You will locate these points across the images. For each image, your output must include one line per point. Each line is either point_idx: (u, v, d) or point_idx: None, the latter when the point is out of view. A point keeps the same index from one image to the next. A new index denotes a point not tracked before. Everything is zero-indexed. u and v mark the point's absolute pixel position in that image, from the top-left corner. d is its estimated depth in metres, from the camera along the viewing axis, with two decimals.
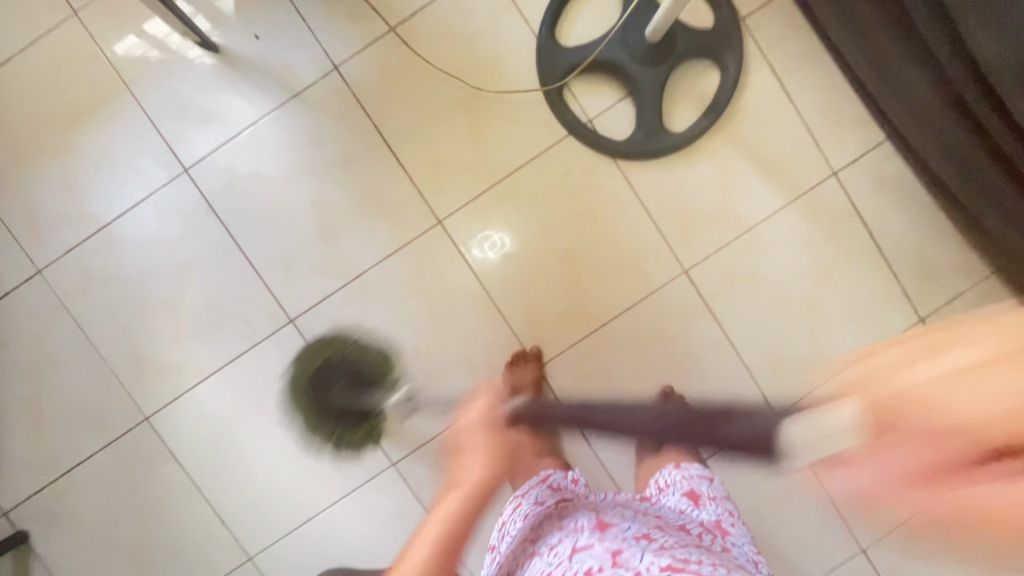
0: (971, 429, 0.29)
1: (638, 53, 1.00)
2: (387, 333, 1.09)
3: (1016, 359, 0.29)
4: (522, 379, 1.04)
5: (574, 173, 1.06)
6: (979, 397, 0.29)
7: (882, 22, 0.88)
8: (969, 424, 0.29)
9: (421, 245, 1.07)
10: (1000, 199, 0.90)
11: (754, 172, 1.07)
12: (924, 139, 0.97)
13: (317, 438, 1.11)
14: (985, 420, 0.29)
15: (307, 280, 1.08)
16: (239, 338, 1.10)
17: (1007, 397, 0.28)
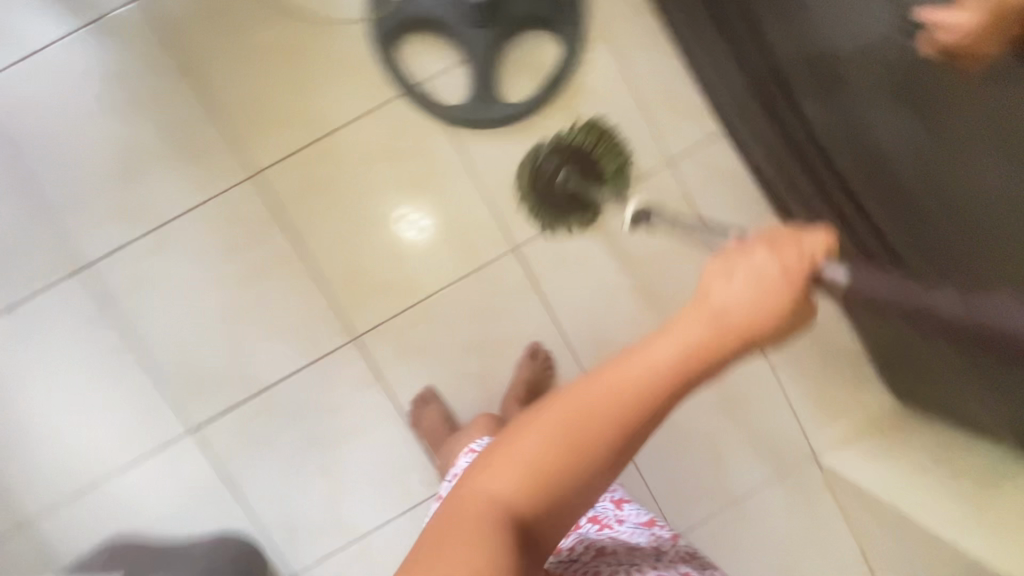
0: (531, 456, 0.41)
1: (464, 13, 0.95)
2: (193, 289, 1.02)
3: (535, 432, 0.42)
4: None
5: (403, 137, 1.02)
6: (507, 480, 0.41)
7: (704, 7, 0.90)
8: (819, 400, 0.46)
9: (235, 198, 1.01)
10: (797, 189, 0.93)
11: (589, 153, 1.05)
12: (752, 135, 0.96)
13: (112, 395, 1.03)
14: (538, 468, 0.41)
15: (105, 226, 1.00)
16: (25, 282, 1.00)
17: (530, 444, 0.42)
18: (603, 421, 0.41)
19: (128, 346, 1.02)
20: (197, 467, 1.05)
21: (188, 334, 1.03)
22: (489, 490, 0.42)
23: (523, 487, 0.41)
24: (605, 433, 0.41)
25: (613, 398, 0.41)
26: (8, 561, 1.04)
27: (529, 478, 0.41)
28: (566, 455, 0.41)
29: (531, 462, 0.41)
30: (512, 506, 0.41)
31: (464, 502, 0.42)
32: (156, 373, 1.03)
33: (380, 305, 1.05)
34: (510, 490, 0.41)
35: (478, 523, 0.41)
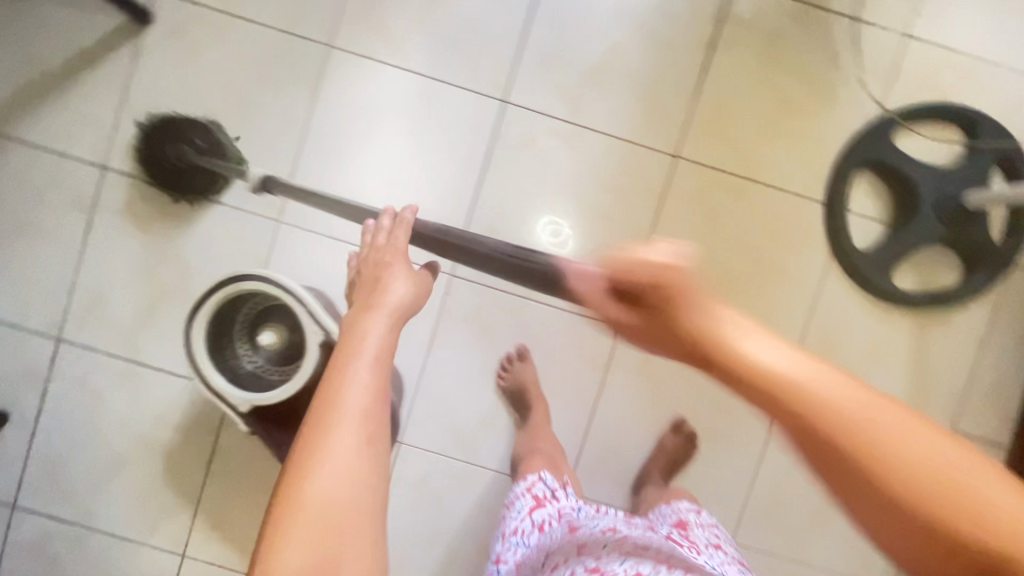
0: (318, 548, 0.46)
1: (939, 202, 1.02)
2: (556, 185, 1.07)
3: (349, 415, 0.52)
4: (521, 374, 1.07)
5: (797, 232, 1.08)
6: (340, 466, 0.49)
7: None
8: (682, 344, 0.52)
9: (647, 159, 1.07)
10: None
11: (904, 370, 1.10)
12: None
13: (426, 197, 1.07)
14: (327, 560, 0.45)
15: (545, 88, 1.06)
16: (456, 70, 1.06)
17: (336, 518, 0.47)
18: (371, 392, 0.54)
19: (472, 178, 1.07)
20: (423, 304, 1.08)
21: (517, 209, 1.07)
22: (326, 492, 0.48)
23: (336, 500, 0.48)
24: (359, 458, 0.50)
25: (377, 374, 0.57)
26: (231, 235, 1.07)
27: (364, 467, 0.50)
28: (360, 445, 0.51)
29: (338, 467, 0.49)
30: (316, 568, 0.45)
31: (289, 482, 0.49)
32: (469, 213, 1.07)
33: None
34: (319, 523, 0.47)
35: (319, 510, 0.47)
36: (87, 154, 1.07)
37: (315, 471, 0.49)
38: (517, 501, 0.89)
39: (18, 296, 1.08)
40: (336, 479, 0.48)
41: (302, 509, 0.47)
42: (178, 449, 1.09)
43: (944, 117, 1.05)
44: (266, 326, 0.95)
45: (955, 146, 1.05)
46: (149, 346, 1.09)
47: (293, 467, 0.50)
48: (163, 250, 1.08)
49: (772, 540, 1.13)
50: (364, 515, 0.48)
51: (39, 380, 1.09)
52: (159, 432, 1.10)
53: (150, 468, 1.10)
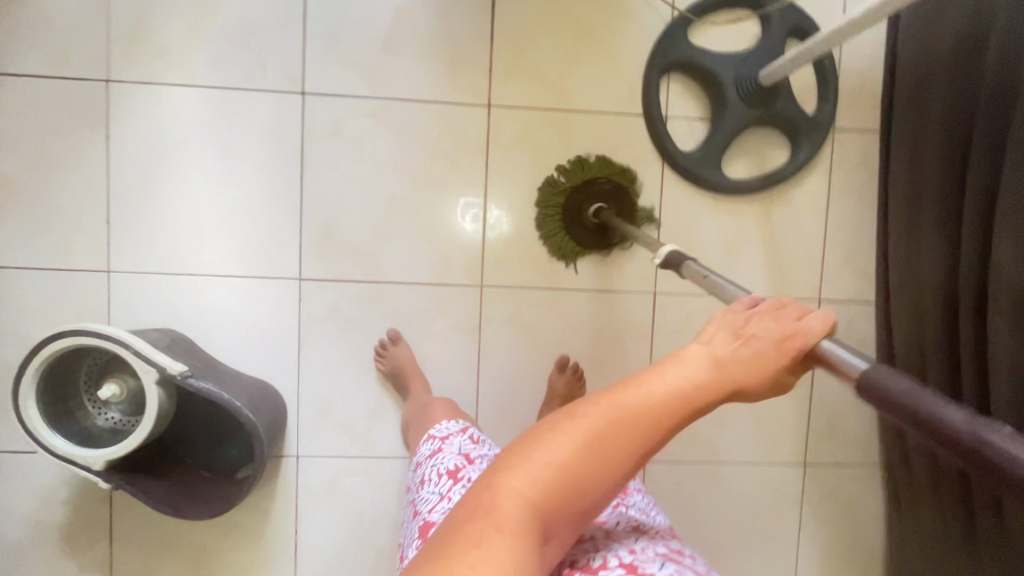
0: (514, 514, 0.47)
1: (742, 85, 1.03)
2: (379, 164, 1.06)
3: (588, 422, 0.51)
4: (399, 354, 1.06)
5: (625, 150, 1.09)
6: (586, 437, 0.50)
7: (943, 194, 0.92)
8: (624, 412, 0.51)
9: (462, 115, 1.06)
10: None
11: (762, 255, 1.13)
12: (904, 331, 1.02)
13: (253, 209, 1.05)
14: (529, 502, 0.48)
15: (340, 69, 1.04)
16: (246, 74, 1.03)
17: (510, 510, 0.47)
18: (702, 389, 0.53)
19: (294, 179, 1.05)
20: (280, 314, 1.06)
21: (348, 198, 1.06)
22: (549, 460, 0.50)
23: (581, 458, 0.50)
24: (607, 427, 0.51)
25: (707, 376, 0.54)
26: (64, 297, 1.03)
27: (595, 434, 0.50)
28: (589, 455, 0.50)
29: (653, 402, 0.52)
30: (541, 495, 0.49)
31: (535, 452, 0.50)
32: (301, 214, 1.05)
33: (517, 271, 1.10)
34: (537, 486, 0.49)
35: (561, 468, 0.49)
36: None
37: (570, 427, 0.51)
38: (451, 438, 0.91)
39: None
40: (524, 485, 0.49)
41: (476, 524, 0.47)
42: (74, 524, 1.06)
43: (735, 0, 1.05)
44: (108, 379, 0.92)
45: (752, 27, 1.06)
46: (10, 430, 1.04)
47: (524, 442, 0.52)
48: None
49: (683, 449, 1.16)
50: (522, 532, 0.47)
51: None
52: (49, 512, 1.06)
53: (51, 550, 1.07)
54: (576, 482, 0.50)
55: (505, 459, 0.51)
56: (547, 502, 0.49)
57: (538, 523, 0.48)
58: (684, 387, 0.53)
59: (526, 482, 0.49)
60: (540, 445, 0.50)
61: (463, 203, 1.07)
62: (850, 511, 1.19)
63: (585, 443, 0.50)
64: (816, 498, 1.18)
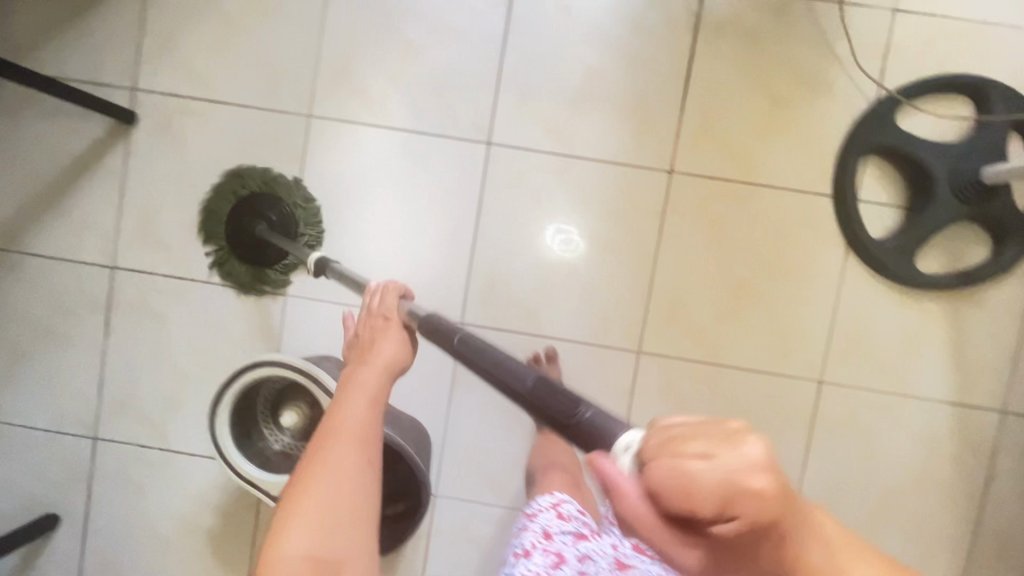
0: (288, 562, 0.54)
1: (957, 179, 0.97)
2: (553, 218, 1.06)
3: (341, 443, 0.61)
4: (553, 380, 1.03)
5: (807, 229, 1.04)
6: (351, 452, 0.60)
7: None
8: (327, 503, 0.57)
9: (642, 178, 1.05)
10: None
11: (944, 354, 1.05)
12: None
13: (426, 250, 1.07)
14: (319, 518, 0.56)
15: (528, 124, 1.05)
16: (438, 120, 1.06)
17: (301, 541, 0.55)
18: (428, 412, 0.47)
19: (469, 224, 1.06)
20: (437, 355, 1.08)
21: (519, 247, 1.06)
22: (315, 501, 0.57)
23: (336, 478, 0.58)
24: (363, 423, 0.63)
25: (372, 415, 0.64)
26: (243, 313, 1.09)
27: (359, 443, 0.61)
28: (353, 452, 0.60)
29: (347, 429, 0.62)
30: (319, 553, 0.55)
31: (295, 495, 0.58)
32: (470, 259, 1.07)
33: (677, 341, 1.07)
34: (309, 540, 0.55)
35: (318, 509, 0.57)
36: (94, 257, 1.10)
37: (329, 457, 0.59)
38: (538, 515, 0.86)
39: (48, 402, 1.11)
40: (298, 538, 0.55)
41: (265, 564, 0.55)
42: (222, 529, 1.12)
43: (953, 87, 0.99)
44: (285, 407, 0.96)
45: (969, 116, 1.00)
46: (179, 432, 1.11)
47: (302, 489, 0.58)
48: (179, 337, 1.10)
49: None
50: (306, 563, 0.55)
51: (82, 480, 1.12)
52: (201, 514, 1.12)
53: (198, 550, 1.12)
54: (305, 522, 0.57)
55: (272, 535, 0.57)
56: (301, 513, 0.57)
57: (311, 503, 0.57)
58: (370, 398, 0.66)
59: (303, 536, 0.55)
60: (310, 486, 0.58)
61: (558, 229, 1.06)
62: None
63: (323, 504, 0.56)
64: None
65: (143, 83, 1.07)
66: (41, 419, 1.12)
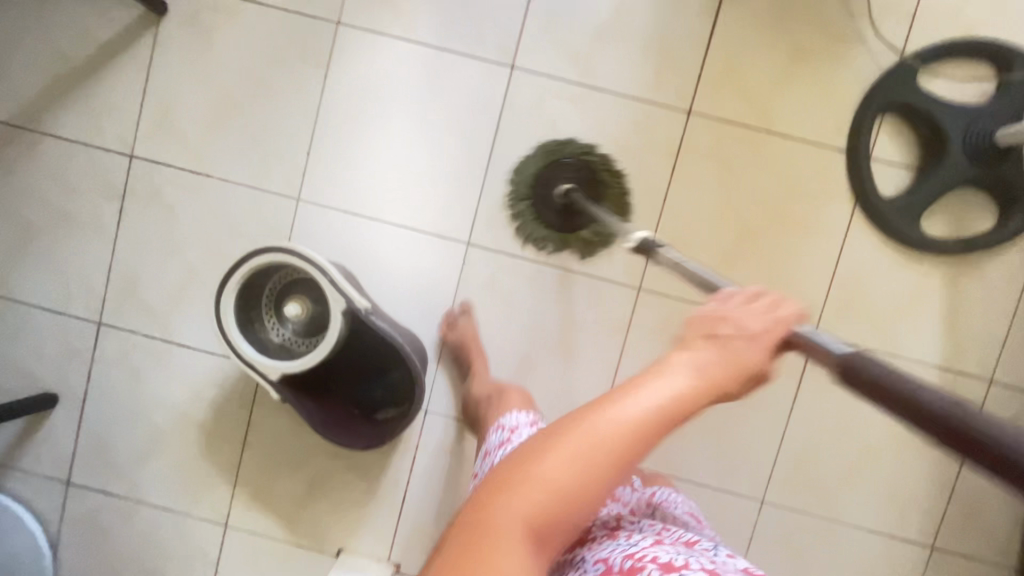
0: (534, 495, 0.43)
1: (970, 143, 0.98)
2: (568, 148, 1.07)
3: (636, 419, 0.44)
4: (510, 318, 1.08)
5: (818, 183, 1.05)
6: (638, 412, 0.45)
7: None
8: (570, 475, 0.43)
9: (660, 115, 1.05)
10: None
11: (939, 320, 1.06)
12: None
13: (440, 168, 1.08)
14: (541, 509, 0.42)
15: (553, 51, 1.06)
16: (464, 39, 1.06)
17: (535, 495, 0.43)
18: (694, 394, 0.47)
19: (485, 146, 1.07)
20: (441, 274, 1.10)
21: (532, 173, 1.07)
22: (548, 477, 0.43)
23: (622, 439, 0.44)
24: (644, 433, 0.44)
25: (642, 423, 0.45)
26: (255, 214, 1.10)
27: (643, 432, 0.44)
28: (616, 453, 0.44)
29: (617, 432, 0.44)
30: (529, 529, 0.42)
31: (581, 419, 0.45)
32: (483, 181, 1.08)
33: (678, 282, 1.08)
34: (566, 470, 0.43)
35: (578, 448, 0.43)
36: (113, 144, 1.11)
37: (631, 400, 0.45)
38: (520, 430, 0.86)
39: (57, 283, 1.13)
40: (524, 508, 0.42)
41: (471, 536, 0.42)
42: (215, 424, 1.14)
43: (977, 53, 1.00)
44: (290, 299, 0.97)
45: (989, 83, 1.00)
46: (181, 326, 1.13)
47: (563, 422, 0.46)
48: (190, 231, 1.11)
49: (806, 499, 1.11)
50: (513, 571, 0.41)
51: (83, 363, 1.14)
52: (195, 407, 1.14)
53: (189, 442, 1.15)
54: (557, 511, 0.43)
55: (487, 503, 0.44)
56: (549, 503, 0.43)
57: (580, 482, 0.43)
58: (711, 372, 0.48)
59: (503, 502, 0.43)
60: (544, 464, 0.43)
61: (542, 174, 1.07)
62: None
63: (548, 444, 0.45)
64: None
65: None
66: (48, 299, 1.14)
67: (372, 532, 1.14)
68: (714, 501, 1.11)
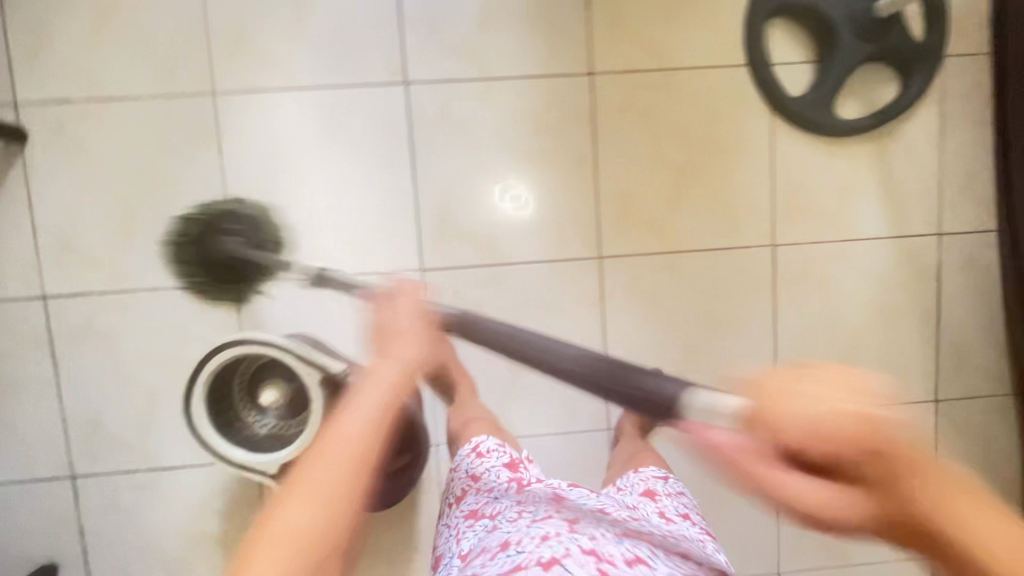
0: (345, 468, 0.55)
1: (856, 21, 1.01)
2: (487, 144, 1.05)
3: (347, 462, 0.55)
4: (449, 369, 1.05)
5: (732, 102, 1.07)
6: (370, 413, 0.59)
7: None
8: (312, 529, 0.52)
9: (564, 85, 1.05)
10: None
11: (878, 194, 1.10)
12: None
13: (368, 204, 1.05)
14: (325, 519, 0.52)
15: (440, 53, 1.03)
16: (348, 70, 1.03)
17: (362, 443, 0.56)
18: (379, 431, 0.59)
19: (405, 169, 1.05)
20: None
21: (461, 180, 1.05)
22: (319, 483, 0.54)
23: (363, 445, 0.56)
24: (383, 420, 0.60)
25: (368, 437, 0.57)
26: (197, 312, 1.05)
27: (359, 465, 0.55)
28: (354, 487, 0.54)
29: (343, 481, 0.54)
30: (314, 536, 0.51)
31: (320, 447, 0.56)
32: (415, 203, 1.05)
33: (636, 239, 1.08)
34: (314, 519, 0.52)
35: (325, 475, 0.54)
36: (21, 291, 1.03)
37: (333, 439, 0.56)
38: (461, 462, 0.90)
39: (14, 450, 1.06)
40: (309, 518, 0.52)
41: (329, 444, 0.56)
42: (231, 531, 1.09)
43: None
44: (264, 384, 0.93)
45: None
46: (161, 448, 1.07)
47: (301, 481, 0.54)
48: (136, 352, 1.05)
49: None
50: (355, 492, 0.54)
51: (71, 521, 1.07)
52: (205, 523, 1.09)
53: (210, 560, 1.09)
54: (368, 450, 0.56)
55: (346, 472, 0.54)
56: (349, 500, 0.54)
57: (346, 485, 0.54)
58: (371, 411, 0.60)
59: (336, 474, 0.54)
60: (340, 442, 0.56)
61: (430, 182, 1.05)
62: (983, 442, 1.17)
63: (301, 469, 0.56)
64: (948, 434, 1.17)
65: (26, 94, 1.00)
66: (9, 471, 1.06)
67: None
68: None
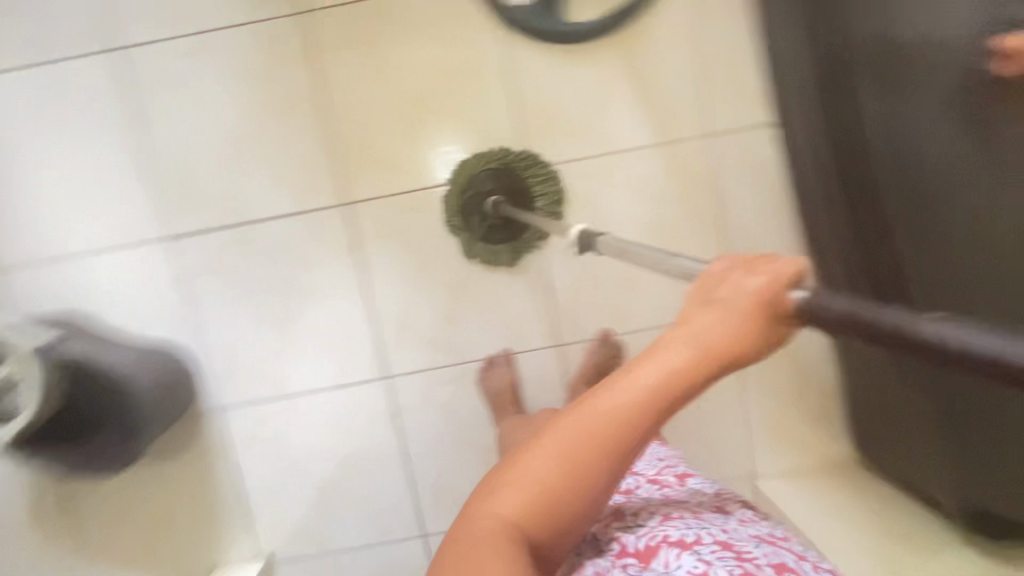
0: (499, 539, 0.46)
1: None
2: (211, 101, 1.03)
3: (678, 348, 0.47)
4: (499, 380, 1.07)
5: (458, 21, 1.01)
6: (509, 505, 0.47)
7: None
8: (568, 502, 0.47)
9: (278, 29, 1.01)
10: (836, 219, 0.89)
11: (634, 99, 1.02)
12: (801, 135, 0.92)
13: (105, 177, 1.05)
14: (548, 489, 0.47)
15: (148, 15, 1.01)
16: (59, 44, 1.02)
17: (482, 524, 0.47)
18: (547, 456, 0.47)
19: (136, 138, 1.04)
20: (160, 280, 1.07)
21: (192, 142, 1.04)
22: (515, 498, 0.47)
23: (491, 534, 0.46)
24: (560, 469, 0.47)
25: (551, 459, 0.47)
26: None
27: (574, 459, 0.47)
28: (529, 509, 0.47)
29: (492, 529, 0.46)
30: (525, 521, 0.47)
31: (459, 555, 0.46)
32: (151, 171, 1.05)
33: (384, 177, 1.05)
34: (519, 506, 0.47)
35: (572, 443, 0.47)
36: None
37: (502, 489, 0.48)
38: (536, 430, 0.92)
39: None
40: (511, 502, 0.47)
41: (475, 501, 0.48)
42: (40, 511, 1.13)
43: None
44: None
45: None
46: None
47: (519, 447, 0.50)
48: None
49: (598, 325, 1.09)
50: (563, 480, 0.47)
51: None
52: None
53: None
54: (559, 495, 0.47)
55: (490, 482, 0.49)
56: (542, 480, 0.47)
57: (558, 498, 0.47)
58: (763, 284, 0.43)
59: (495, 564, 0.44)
60: (500, 498, 0.47)
61: (162, 148, 1.04)
62: (792, 353, 1.10)
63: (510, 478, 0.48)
64: None
65: None
66: None
67: (234, 539, 1.15)
68: (532, 362, 1.10)
